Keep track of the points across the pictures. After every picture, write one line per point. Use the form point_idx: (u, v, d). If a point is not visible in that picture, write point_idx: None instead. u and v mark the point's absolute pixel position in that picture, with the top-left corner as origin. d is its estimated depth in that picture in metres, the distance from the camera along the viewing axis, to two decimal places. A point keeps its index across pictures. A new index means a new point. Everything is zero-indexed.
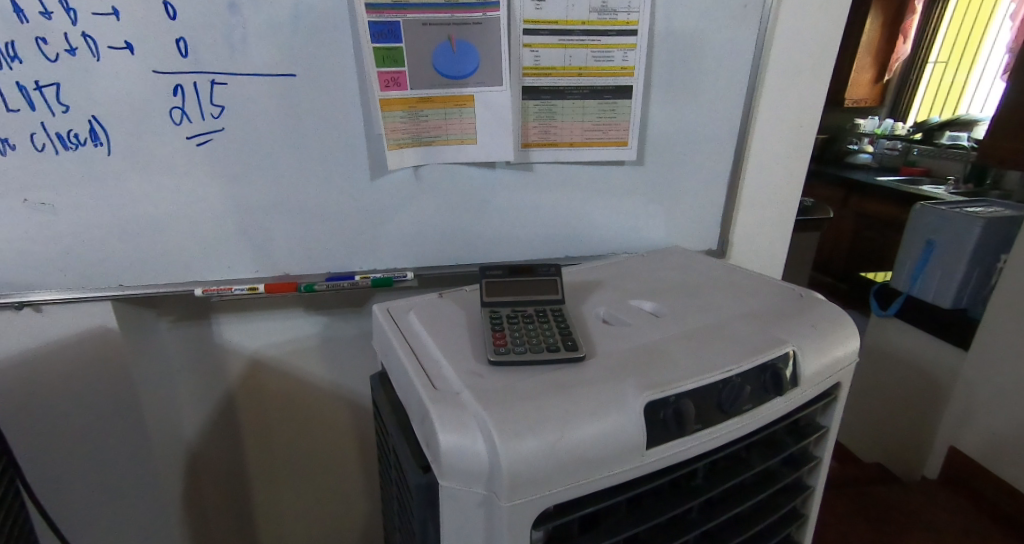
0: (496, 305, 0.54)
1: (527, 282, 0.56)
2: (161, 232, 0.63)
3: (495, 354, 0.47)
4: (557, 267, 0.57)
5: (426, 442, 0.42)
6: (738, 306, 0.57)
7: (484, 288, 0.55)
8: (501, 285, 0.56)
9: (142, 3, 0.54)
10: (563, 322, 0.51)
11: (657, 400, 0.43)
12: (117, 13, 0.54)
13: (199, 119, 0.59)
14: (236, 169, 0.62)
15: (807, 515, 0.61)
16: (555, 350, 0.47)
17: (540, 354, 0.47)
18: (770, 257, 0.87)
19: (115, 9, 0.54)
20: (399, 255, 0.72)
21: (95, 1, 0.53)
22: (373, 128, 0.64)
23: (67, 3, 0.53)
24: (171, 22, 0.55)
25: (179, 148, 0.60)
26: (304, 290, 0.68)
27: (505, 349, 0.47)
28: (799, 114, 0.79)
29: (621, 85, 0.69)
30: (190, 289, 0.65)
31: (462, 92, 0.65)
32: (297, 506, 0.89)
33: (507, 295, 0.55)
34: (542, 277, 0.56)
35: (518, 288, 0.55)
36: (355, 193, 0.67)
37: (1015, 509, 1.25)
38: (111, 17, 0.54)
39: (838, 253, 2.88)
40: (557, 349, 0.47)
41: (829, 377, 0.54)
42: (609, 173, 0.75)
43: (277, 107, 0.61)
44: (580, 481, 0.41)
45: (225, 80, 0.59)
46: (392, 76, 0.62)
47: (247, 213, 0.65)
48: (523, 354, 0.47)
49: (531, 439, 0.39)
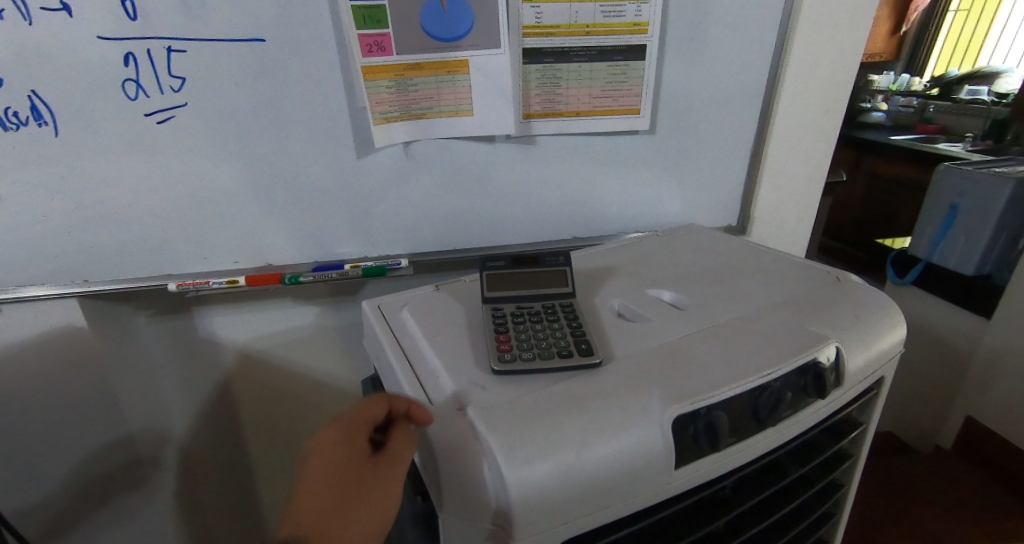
0: (499, 301, 0.48)
1: (533, 274, 0.50)
2: (126, 222, 0.57)
3: (499, 362, 0.41)
4: (566, 256, 0.51)
5: (423, 465, 0.37)
6: (768, 295, 0.52)
7: (484, 282, 0.49)
8: (503, 278, 0.50)
9: None
10: (573, 321, 0.46)
11: (686, 413, 0.38)
12: None
13: (158, 93, 0.52)
14: (203, 149, 0.56)
15: (840, 515, 0.57)
16: (568, 355, 0.42)
17: (550, 360, 0.41)
18: (795, 231, 0.80)
19: None
20: (392, 241, 0.66)
21: None
22: (357, 100, 0.57)
23: None
24: None
25: (137, 127, 0.53)
26: (289, 281, 0.62)
27: (510, 356, 0.42)
28: (834, 71, 0.71)
29: (634, 44, 0.62)
30: (164, 284, 0.60)
31: (456, 56, 0.57)
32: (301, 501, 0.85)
33: (510, 289, 0.49)
34: (548, 267, 0.50)
35: (522, 282, 0.50)
36: (339, 174, 0.60)
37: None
38: None
39: (850, 217, 2.80)
40: (568, 353, 0.42)
41: (872, 372, 0.48)
42: (621, 144, 0.68)
43: (246, 76, 0.54)
44: (600, 509, 0.36)
45: (183, 47, 0.51)
46: (375, 39, 0.55)
47: (221, 199, 0.58)
48: (530, 361, 0.41)
49: (543, 465, 0.34)
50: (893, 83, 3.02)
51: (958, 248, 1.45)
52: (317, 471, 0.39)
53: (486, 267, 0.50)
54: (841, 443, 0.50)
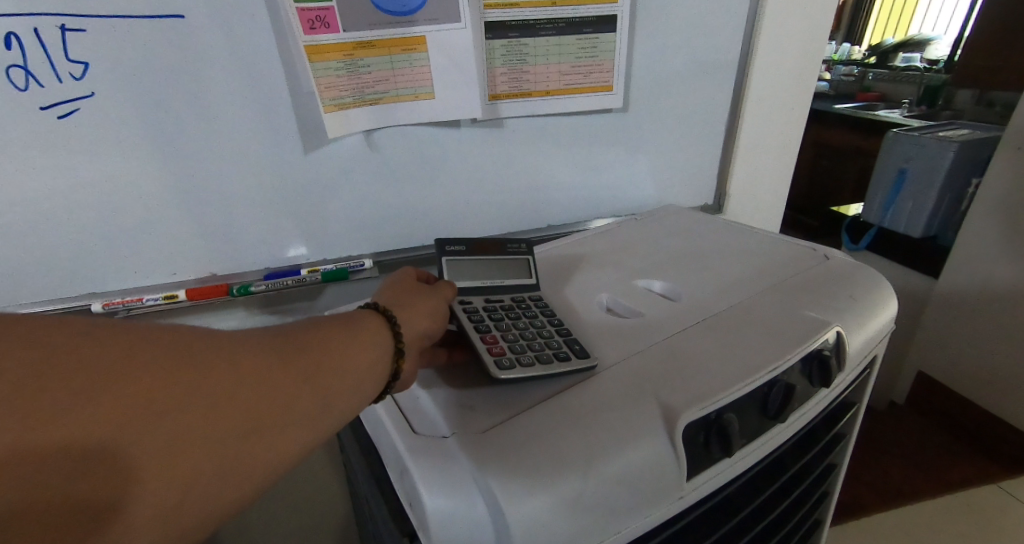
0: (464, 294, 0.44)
1: (494, 262, 0.47)
2: (29, 235, 0.48)
3: (497, 365, 0.37)
4: (527, 244, 0.48)
5: (407, 503, 0.33)
6: (760, 277, 0.49)
7: (444, 269, 0.45)
8: (464, 265, 0.46)
9: None
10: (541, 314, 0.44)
11: (696, 420, 0.34)
12: None
13: (55, 81, 0.44)
14: (118, 145, 0.48)
15: (831, 493, 0.56)
16: (564, 355, 0.39)
17: (552, 364, 0.38)
18: (770, 207, 0.79)
19: None
20: (352, 240, 0.60)
21: None
22: (302, 85, 0.51)
23: None
24: None
25: (34, 122, 0.45)
26: (239, 292, 0.55)
27: (507, 360, 0.38)
28: (806, 39, 0.68)
29: (604, 15, 0.57)
30: (86, 305, 0.52)
31: (411, 31, 0.51)
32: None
33: (468, 278, 0.45)
34: (509, 254, 0.47)
35: (482, 270, 0.46)
36: (286, 170, 0.54)
37: (976, 425, 1.32)
38: None
39: (800, 186, 2.88)
40: (567, 355, 0.39)
41: (869, 352, 0.47)
42: (593, 124, 0.63)
43: (164, 59, 0.46)
44: (609, 534, 0.32)
45: (82, 25, 0.43)
46: (318, 14, 0.48)
47: (149, 203, 0.51)
48: (529, 364, 0.38)
49: (545, 496, 0.30)
50: (834, 53, 3.11)
51: (907, 212, 1.47)
52: (395, 282, 0.41)
53: (445, 254, 0.45)
54: (838, 426, 0.48)
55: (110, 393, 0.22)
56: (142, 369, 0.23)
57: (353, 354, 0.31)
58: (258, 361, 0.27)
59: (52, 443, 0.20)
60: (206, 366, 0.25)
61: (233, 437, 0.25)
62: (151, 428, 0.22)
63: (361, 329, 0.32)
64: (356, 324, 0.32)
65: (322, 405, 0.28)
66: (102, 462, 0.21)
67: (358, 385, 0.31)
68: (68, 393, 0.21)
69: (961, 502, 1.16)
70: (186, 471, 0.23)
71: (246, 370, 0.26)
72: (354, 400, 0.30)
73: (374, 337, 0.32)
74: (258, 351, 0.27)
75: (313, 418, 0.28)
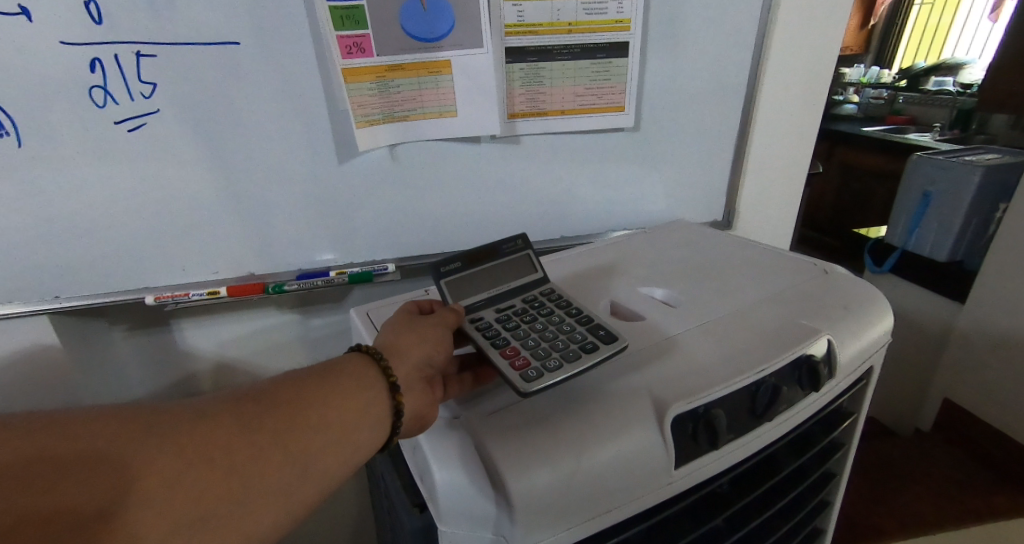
0: (472, 312, 0.45)
1: (489, 272, 0.48)
2: (95, 234, 0.54)
3: (523, 374, 0.38)
4: (519, 237, 0.49)
5: (420, 478, 0.37)
6: (759, 288, 0.52)
7: (446, 291, 0.45)
8: (463, 280, 0.46)
9: None
10: (552, 310, 0.46)
11: (685, 413, 0.37)
12: (27, 12, 0.45)
13: (128, 100, 0.50)
14: (176, 156, 0.53)
15: (831, 502, 0.57)
16: (591, 348, 0.41)
17: (581, 360, 0.39)
18: (779, 223, 0.81)
19: (24, 8, 0.45)
20: (378, 246, 0.65)
21: None
22: (337, 103, 0.56)
23: None
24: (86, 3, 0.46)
25: (107, 134, 0.51)
26: (273, 291, 0.60)
27: (534, 367, 0.39)
28: (814, 64, 0.71)
29: (617, 41, 0.61)
30: (141, 297, 0.58)
31: (437, 56, 0.56)
32: (299, 532, 0.81)
33: (467, 295, 0.46)
34: (506, 255, 0.48)
35: (479, 283, 0.47)
36: (321, 180, 0.59)
37: (1001, 451, 1.28)
38: (20, 18, 0.45)
39: (826, 208, 2.86)
40: (593, 346, 0.41)
41: (863, 361, 0.49)
42: (606, 142, 0.67)
43: (220, 81, 0.52)
44: (600, 513, 0.35)
45: (154, 51, 0.49)
46: (355, 40, 0.53)
47: (200, 208, 0.56)
48: (556, 363, 0.39)
49: (542, 473, 0.34)
50: (863, 75, 3.10)
51: (932, 235, 1.47)
52: (400, 316, 0.43)
53: (443, 276, 0.45)
54: (834, 432, 0.50)
55: (121, 442, 0.30)
56: (156, 421, 0.31)
57: (341, 398, 0.35)
58: (249, 413, 0.33)
59: (80, 464, 0.29)
60: (205, 417, 0.32)
61: (212, 479, 0.30)
62: (149, 460, 0.29)
63: (352, 372, 0.37)
64: (348, 372, 0.37)
65: (300, 450, 0.33)
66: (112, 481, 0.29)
67: (343, 425, 0.35)
68: (101, 434, 0.30)
69: (983, 529, 1.13)
70: (172, 494, 0.29)
71: (236, 419, 0.32)
72: (342, 451, 0.34)
73: (360, 380, 0.36)
74: (252, 404, 0.33)
75: (287, 464, 0.32)
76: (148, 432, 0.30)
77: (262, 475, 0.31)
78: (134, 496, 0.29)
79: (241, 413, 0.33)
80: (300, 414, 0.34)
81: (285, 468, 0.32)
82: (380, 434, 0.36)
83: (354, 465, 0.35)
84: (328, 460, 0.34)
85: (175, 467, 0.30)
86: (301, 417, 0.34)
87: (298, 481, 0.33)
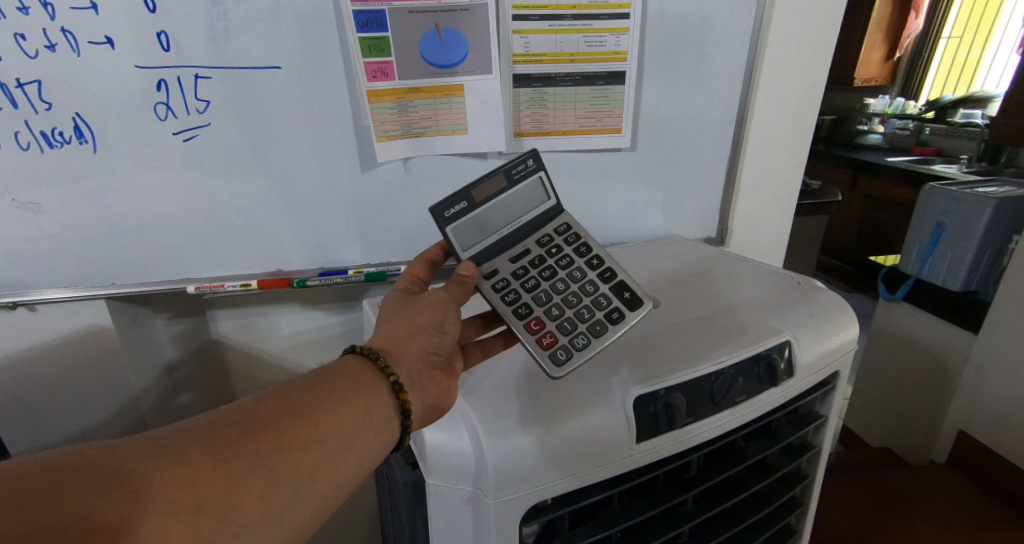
0: (485, 264, 0.49)
1: (499, 205, 0.50)
2: (147, 228, 0.62)
3: (552, 355, 0.44)
4: (529, 155, 0.50)
5: (413, 440, 0.43)
6: (737, 295, 0.56)
7: (452, 238, 0.48)
8: (469, 219, 0.49)
9: (136, 27, 0.54)
10: (569, 259, 0.51)
11: (646, 394, 0.42)
12: (111, 42, 0.54)
13: (185, 114, 0.58)
14: (222, 163, 0.61)
15: (807, 505, 0.60)
16: (614, 315, 0.47)
17: (607, 333, 0.46)
18: (769, 242, 0.86)
19: (109, 38, 0.54)
20: (393, 249, 0.71)
21: (89, 30, 0.53)
22: (362, 120, 0.63)
23: (64, 28, 0.53)
24: (160, 38, 0.55)
25: (166, 143, 0.59)
26: (297, 285, 0.67)
27: (563, 347, 0.45)
28: (803, 93, 0.77)
29: (614, 70, 0.68)
30: (182, 287, 0.65)
31: (451, 80, 0.63)
32: None
33: (475, 236, 0.49)
34: (518, 180, 0.50)
35: (488, 222, 0.50)
36: (345, 187, 0.66)
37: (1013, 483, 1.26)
38: (105, 46, 0.54)
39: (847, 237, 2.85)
40: (619, 314, 0.47)
41: (826, 366, 0.53)
42: (605, 161, 0.73)
43: (263, 100, 0.60)
44: (568, 477, 0.40)
45: (209, 74, 0.57)
46: (379, 66, 0.61)
47: (238, 209, 0.64)
48: (585, 338, 0.46)
49: (516, 435, 0.39)
50: (888, 105, 3.10)
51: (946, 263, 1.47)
52: (393, 302, 0.47)
53: (450, 221, 0.48)
54: (803, 432, 0.54)
55: (133, 460, 0.33)
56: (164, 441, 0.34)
57: (337, 412, 0.39)
58: (251, 427, 0.36)
59: (96, 479, 0.31)
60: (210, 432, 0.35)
61: (219, 485, 0.34)
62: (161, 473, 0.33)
63: (355, 376, 0.41)
64: (347, 383, 0.41)
65: (298, 458, 0.37)
66: (127, 494, 0.31)
67: (340, 435, 0.39)
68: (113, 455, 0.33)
69: None
70: (182, 502, 0.32)
71: (239, 432, 0.36)
72: (341, 462, 0.39)
73: (361, 384, 0.41)
74: (253, 419, 0.37)
75: (287, 472, 0.36)
76: (156, 451, 0.34)
77: (270, 485, 0.35)
78: (149, 506, 0.31)
79: (244, 426, 0.36)
80: (298, 425, 0.37)
81: (285, 474, 0.36)
82: (377, 444, 0.41)
83: (352, 475, 0.39)
84: (329, 471, 0.38)
85: (185, 475, 0.33)
86: (303, 429, 0.37)
87: (301, 492, 0.37)
